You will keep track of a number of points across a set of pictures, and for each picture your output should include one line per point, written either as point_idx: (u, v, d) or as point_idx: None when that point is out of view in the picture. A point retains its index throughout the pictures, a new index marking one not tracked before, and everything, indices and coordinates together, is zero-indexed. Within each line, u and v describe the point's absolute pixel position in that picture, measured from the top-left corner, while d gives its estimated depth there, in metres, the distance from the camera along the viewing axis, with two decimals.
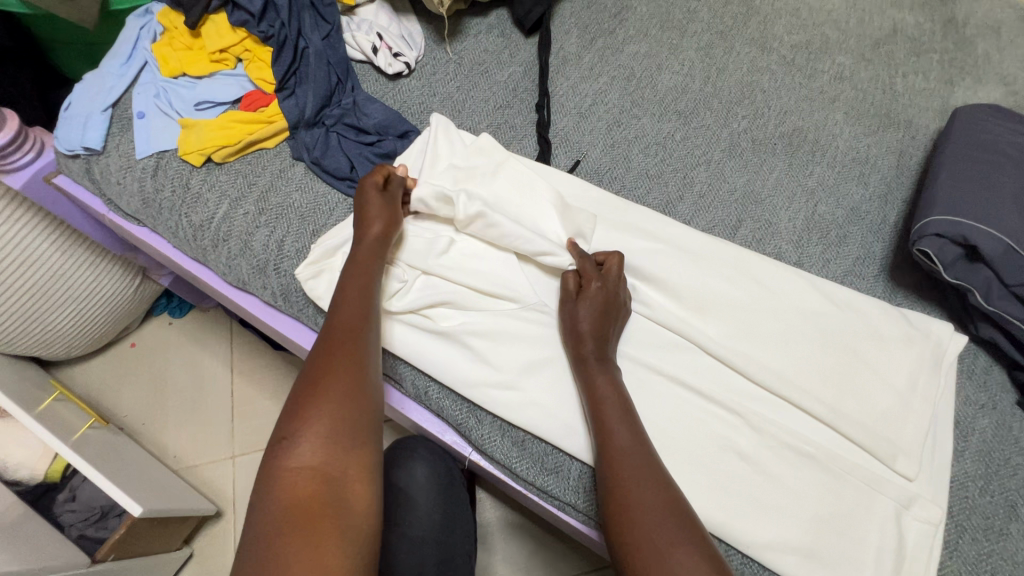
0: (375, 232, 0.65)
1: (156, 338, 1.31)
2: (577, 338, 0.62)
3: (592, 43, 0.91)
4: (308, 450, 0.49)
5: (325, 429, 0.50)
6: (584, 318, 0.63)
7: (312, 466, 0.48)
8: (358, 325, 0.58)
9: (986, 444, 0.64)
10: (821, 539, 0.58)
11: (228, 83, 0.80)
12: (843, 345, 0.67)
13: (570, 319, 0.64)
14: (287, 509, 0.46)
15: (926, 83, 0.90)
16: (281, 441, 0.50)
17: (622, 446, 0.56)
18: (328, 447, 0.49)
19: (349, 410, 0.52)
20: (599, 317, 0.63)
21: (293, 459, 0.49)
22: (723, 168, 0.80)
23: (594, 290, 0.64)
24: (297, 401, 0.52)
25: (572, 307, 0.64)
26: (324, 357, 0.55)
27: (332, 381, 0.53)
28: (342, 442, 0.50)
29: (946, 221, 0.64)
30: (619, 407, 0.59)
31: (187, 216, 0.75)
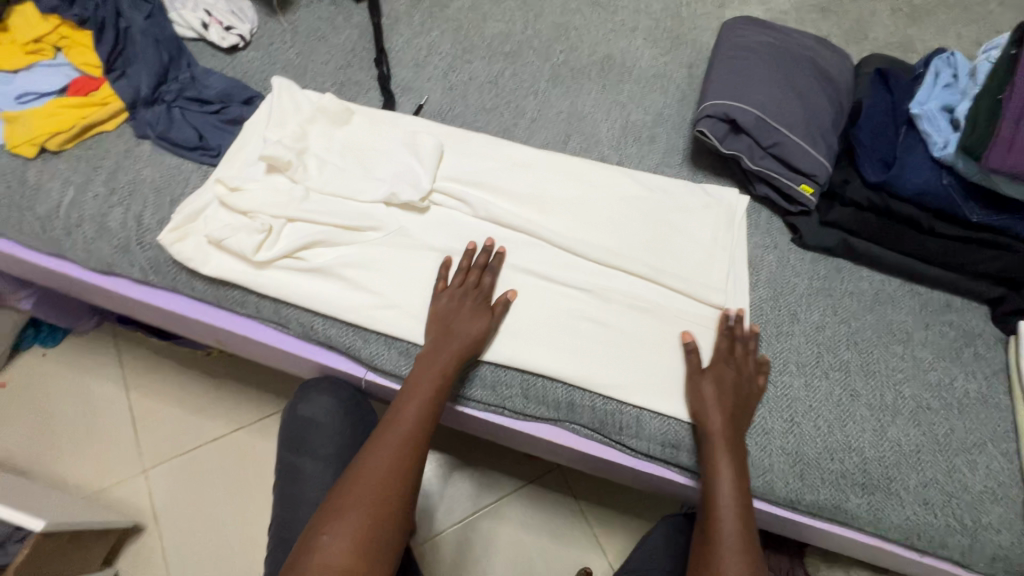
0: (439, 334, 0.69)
1: (30, 372, 1.23)
2: (700, 414, 0.67)
3: (420, 3, 0.99)
4: (339, 551, 0.56)
5: (355, 541, 0.57)
6: (727, 376, 0.69)
7: (341, 565, 0.56)
8: (402, 459, 0.62)
9: (773, 273, 0.81)
10: (660, 368, 0.72)
11: (50, 73, 0.79)
12: (661, 219, 0.81)
13: (693, 394, 0.69)
14: None
15: (705, 8, 1.08)
16: (321, 530, 0.58)
17: (719, 456, 0.65)
18: (354, 555, 0.56)
19: (376, 534, 0.58)
20: (723, 395, 0.68)
21: (324, 550, 0.56)
22: (550, 96, 0.92)
23: (725, 367, 0.70)
24: (340, 498, 0.60)
25: (695, 384, 0.69)
26: (363, 472, 0.61)
27: (369, 502, 0.59)
28: (366, 558, 0.57)
29: (714, 105, 0.81)
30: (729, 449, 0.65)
31: (31, 209, 0.74)
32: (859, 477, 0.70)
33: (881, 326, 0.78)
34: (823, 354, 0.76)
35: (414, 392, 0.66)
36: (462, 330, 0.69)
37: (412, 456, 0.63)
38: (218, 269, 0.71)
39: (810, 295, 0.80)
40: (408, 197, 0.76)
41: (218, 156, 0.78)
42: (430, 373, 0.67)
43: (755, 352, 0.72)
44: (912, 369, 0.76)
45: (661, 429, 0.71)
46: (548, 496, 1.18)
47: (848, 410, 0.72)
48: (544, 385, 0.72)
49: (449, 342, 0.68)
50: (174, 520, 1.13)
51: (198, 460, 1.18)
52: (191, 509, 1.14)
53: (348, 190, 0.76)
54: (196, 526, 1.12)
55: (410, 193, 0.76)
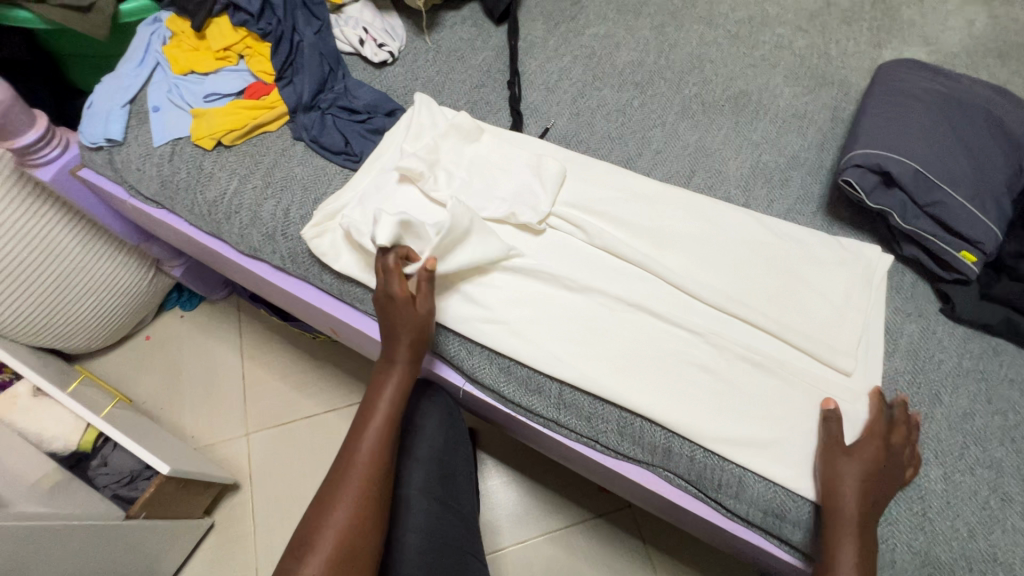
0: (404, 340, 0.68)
1: (169, 330, 1.40)
2: (833, 486, 0.61)
3: (556, 28, 1.01)
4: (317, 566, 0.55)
5: (334, 548, 0.56)
6: (863, 449, 0.62)
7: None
8: (371, 460, 0.63)
9: (914, 344, 0.73)
10: (771, 431, 0.67)
11: (232, 77, 0.90)
12: (787, 270, 0.76)
13: (833, 471, 0.62)
14: None
15: (857, 47, 1.01)
16: (298, 550, 0.57)
17: (841, 541, 0.59)
18: (335, 564, 0.55)
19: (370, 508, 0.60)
20: (867, 477, 0.60)
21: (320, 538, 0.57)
22: (677, 129, 0.90)
23: (879, 445, 0.62)
24: (317, 509, 0.60)
25: (829, 459, 0.63)
26: (341, 481, 0.61)
27: (359, 479, 0.61)
28: (347, 560, 0.56)
29: (865, 154, 0.74)
30: (866, 488, 0.60)
31: (202, 194, 0.85)
32: None
33: None
34: (969, 446, 0.66)
35: (386, 369, 0.68)
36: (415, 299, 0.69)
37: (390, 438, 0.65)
38: (347, 266, 0.77)
39: (958, 375, 0.70)
40: (527, 219, 0.77)
41: (359, 162, 0.85)
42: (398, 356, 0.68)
43: (912, 443, 0.64)
44: None
45: (765, 495, 0.66)
46: (616, 535, 1.14)
47: (995, 516, 0.62)
48: (641, 426, 0.70)
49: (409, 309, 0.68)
50: (267, 484, 1.23)
51: (293, 433, 1.28)
52: (282, 477, 1.23)
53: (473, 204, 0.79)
54: (284, 494, 1.22)
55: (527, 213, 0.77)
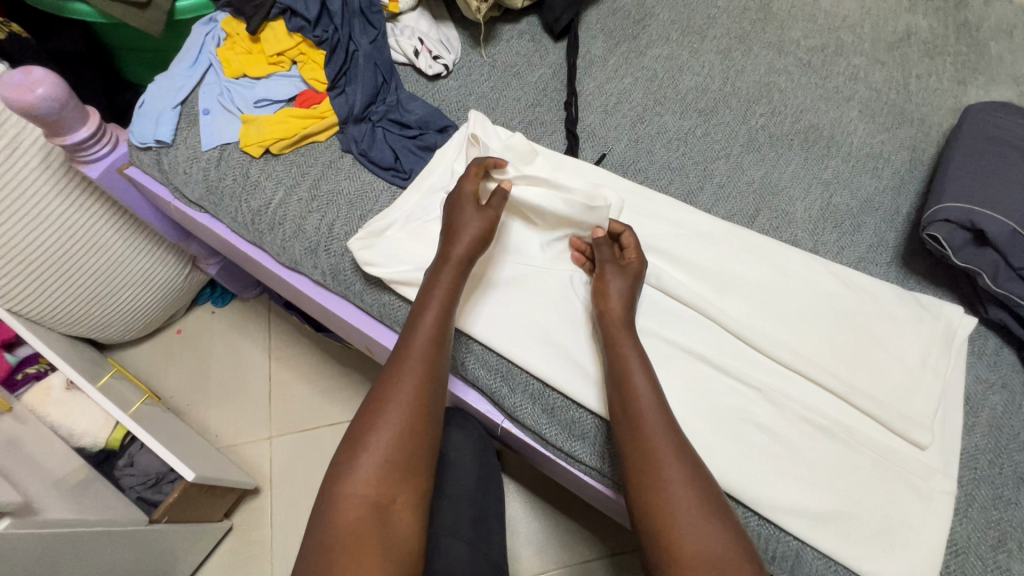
0: (459, 247, 0.66)
1: (200, 325, 1.40)
2: (604, 296, 0.67)
3: (616, 47, 0.97)
4: (368, 479, 0.54)
5: (385, 462, 0.54)
6: (642, 381, 0.60)
7: (370, 494, 0.53)
8: (424, 368, 0.59)
9: (997, 419, 0.67)
10: (838, 505, 0.62)
11: (284, 83, 0.88)
12: (857, 325, 0.71)
13: (599, 283, 0.68)
14: (344, 525, 0.52)
15: (940, 84, 0.94)
16: (348, 455, 0.55)
17: None
18: (386, 481, 0.54)
19: (405, 457, 0.55)
20: (632, 290, 0.67)
21: (352, 480, 0.54)
22: (742, 162, 0.85)
23: (636, 266, 0.69)
24: (369, 410, 0.57)
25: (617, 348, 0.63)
26: (392, 382, 0.58)
27: (406, 388, 0.58)
28: (396, 477, 0.55)
29: (953, 208, 0.68)
30: (678, 453, 0.56)
31: (246, 202, 0.83)
32: None
33: None
34: None
35: (440, 269, 0.65)
36: (465, 233, 0.66)
37: (432, 382, 0.59)
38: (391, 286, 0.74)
39: None
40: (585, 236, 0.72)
41: (408, 179, 0.82)
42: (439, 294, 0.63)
43: None
44: None
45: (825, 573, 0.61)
46: None
47: None
48: None
49: (454, 251, 0.66)
50: (286, 492, 1.21)
51: (315, 440, 1.26)
52: (301, 484, 1.22)
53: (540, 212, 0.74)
54: (302, 502, 1.20)
55: (600, 221, 0.71)
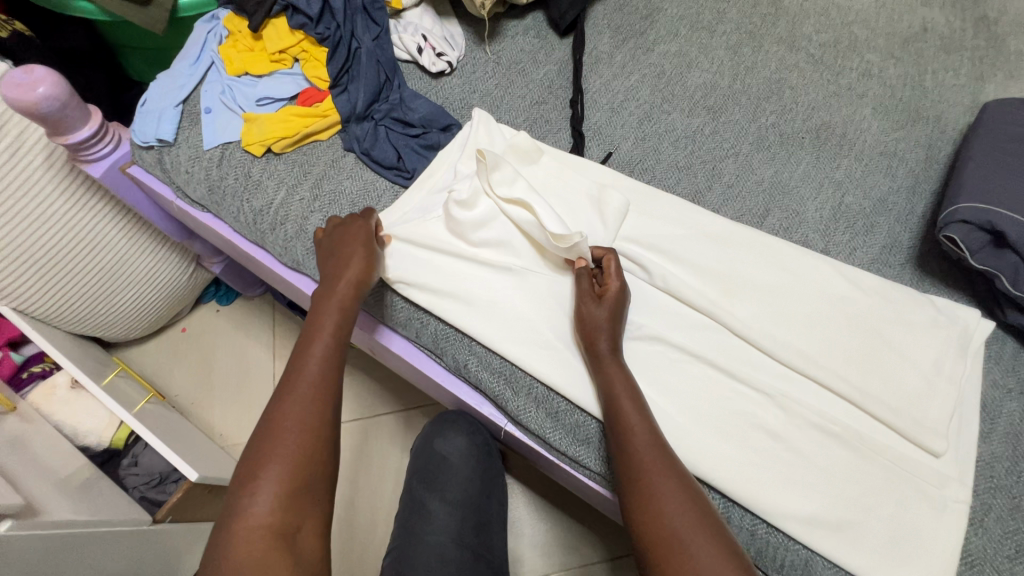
0: (351, 273, 0.66)
1: (204, 323, 1.40)
2: (589, 332, 0.65)
3: (623, 44, 0.95)
4: (266, 507, 0.51)
5: (283, 486, 0.52)
6: (625, 400, 0.60)
7: (269, 522, 0.51)
8: (321, 389, 0.58)
9: (1015, 426, 0.65)
10: (849, 513, 0.61)
11: (286, 81, 0.87)
12: (870, 328, 0.69)
13: (586, 316, 0.66)
14: (241, 562, 0.48)
15: (956, 80, 0.91)
16: (241, 491, 0.52)
17: None
18: (285, 505, 0.52)
19: (304, 478, 0.54)
20: (614, 320, 0.65)
21: (250, 511, 0.51)
22: (751, 161, 0.83)
23: (615, 289, 0.66)
24: (259, 441, 0.55)
25: (602, 370, 0.63)
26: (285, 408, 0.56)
27: (301, 413, 0.56)
28: (297, 501, 0.53)
29: (972, 208, 0.66)
30: (668, 471, 0.55)
31: (248, 202, 0.82)
32: None
33: None
34: None
35: (328, 295, 0.65)
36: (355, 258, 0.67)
37: (328, 399, 0.58)
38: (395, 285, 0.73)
39: None
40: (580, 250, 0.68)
41: (410, 179, 0.81)
42: (329, 315, 0.64)
43: None
44: None
45: None
46: None
47: None
48: None
49: (343, 275, 0.66)
50: None
51: None
52: None
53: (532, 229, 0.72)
54: None
55: (582, 255, 0.69)
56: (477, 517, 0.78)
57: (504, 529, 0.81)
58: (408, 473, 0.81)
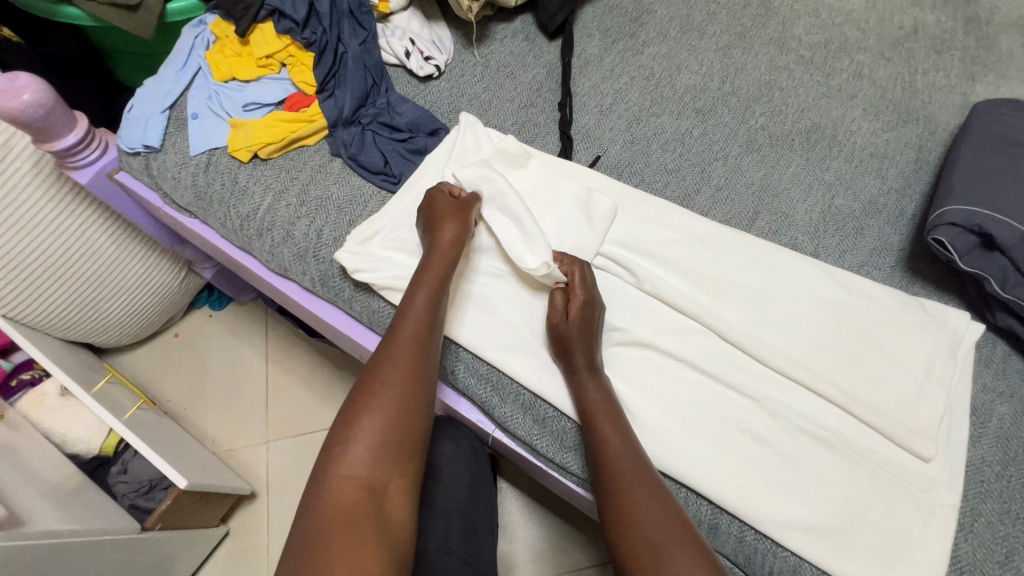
0: (448, 238, 0.67)
1: (197, 328, 1.39)
2: (562, 346, 0.64)
3: (613, 46, 0.95)
4: (359, 461, 0.52)
5: (377, 444, 0.53)
6: (602, 414, 0.61)
7: (361, 478, 0.52)
8: (415, 352, 0.59)
9: (1005, 430, 0.64)
10: (838, 519, 0.60)
11: (273, 86, 0.87)
12: (859, 332, 0.68)
13: (557, 330, 0.65)
14: (334, 512, 0.50)
15: (947, 80, 0.91)
16: (338, 440, 0.54)
17: None
18: (379, 464, 0.53)
19: (398, 436, 0.54)
20: (589, 335, 0.65)
21: (343, 462, 0.52)
22: (741, 163, 0.83)
23: (580, 304, 0.65)
24: (358, 395, 0.56)
25: (581, 382, 0.63)
26: (381, 367, 0.57)
27: (399, 374, 0.57)
28: (388, 461, 0.53)
29: (961, 211, 0.66)
30: (644, 482, 0.56)
31: (235, 208, 0.82)
32: None
33: None
34: None
35: (432, 257, 0.66)
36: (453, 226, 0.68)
37: (423, 364, 0.59)
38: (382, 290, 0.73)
39: None
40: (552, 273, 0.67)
41: (397, 184, 0.80)
42: (430, 278, 0.64)
43: None
44: None
45: None
46: None
47: None
48: (685, 500, 0.64)
49: (442, 240, 0.67)
50: (282, 497, 1.21)
51: (311, 444, 1.25)
52: (297, 489, 1.21)
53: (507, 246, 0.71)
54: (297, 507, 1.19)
55: (557, 278, 0.68)
56: (466, 524, 0.77)
57: (494, 535, 0.81)
58: None
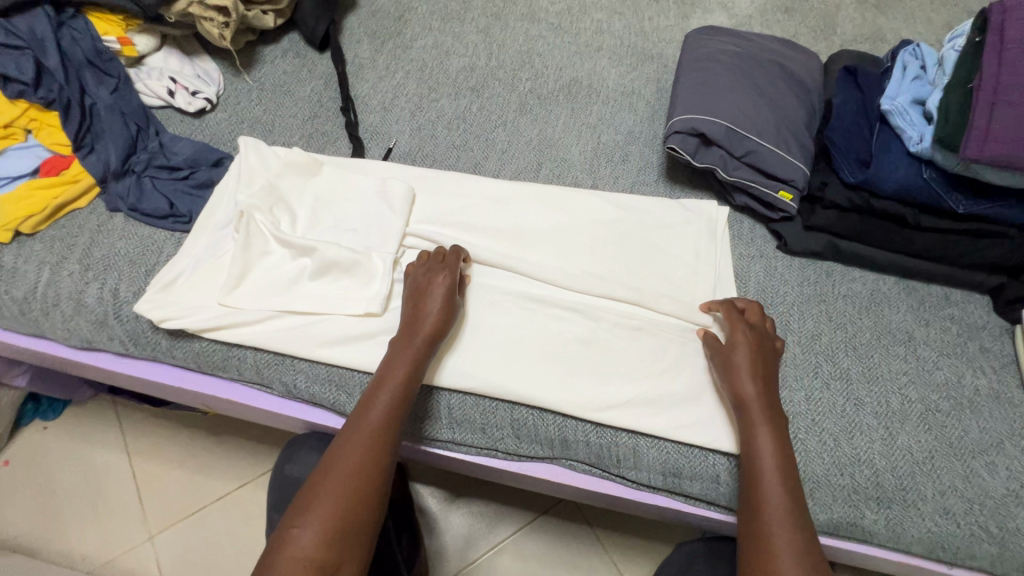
0: (426, 319, 0.67)
1: (31, 447, 1.22)
2: (733, 373, 0.65)
3: (382, 47, 1.00)
4: (311, 539, 0.53)
5: (330, 522, 0.54)
6: (751, 393, 0.64)
7: (312, 556, 0.53)
8: (378, 434, 0.60)
9: (761, 284, 0.79)
10: (656, 389, 0.70)
11: (22, 156, 0.79)
12: (639, 238, 0.80)
13: (727, 360, 0.67)
14: None
15: (668, 21, 1.08)
16: (293, 523, 0.55)
17: (769, 472, 0.59)
18: (330, 540, 0.54)
19: (349, 526, 0.55)
20: (757, 362, 0.66)
21: (296, 544, 0.53)
22: (518, 126, 0.92)
23: (743, 338, 0.67)
24: (317, 481, 0.57)
25: (730, 348, 0.67)
26: (343, 448, 0.59)
27: (358, 455, 0.58)
28: (342, 538, 0.54)
29: (682, 120, 0.80)
30: (780, 463, 0.60)
31: (7, 293, 0.74)
32: (873, 491, 0.66)
33: (878, 328, 0.76)
34: (821, 363, 0.73)
35: (401, 344, 0.66)
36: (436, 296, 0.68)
37: (384, 446, 0.60)
38: (197, 323, 0.71)
39: (801, 303, 0.77)
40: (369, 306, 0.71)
41: (190, 223, 0.79)
42: (400, 361, 0.65)
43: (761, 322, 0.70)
44: (916, 370, 0.73)
45: (660, 458, 0.68)
46: (563, 526, 1.11)
47: (853, 421, 0.70)
48: (535, 421, 0.70)
49: (418, 326, 0.67)
50: None
51: (203, 522, 1.16)
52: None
53: (318, 272, 0.74)
54: None
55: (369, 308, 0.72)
56: None
57: None
58: (276, 512, 0.79)
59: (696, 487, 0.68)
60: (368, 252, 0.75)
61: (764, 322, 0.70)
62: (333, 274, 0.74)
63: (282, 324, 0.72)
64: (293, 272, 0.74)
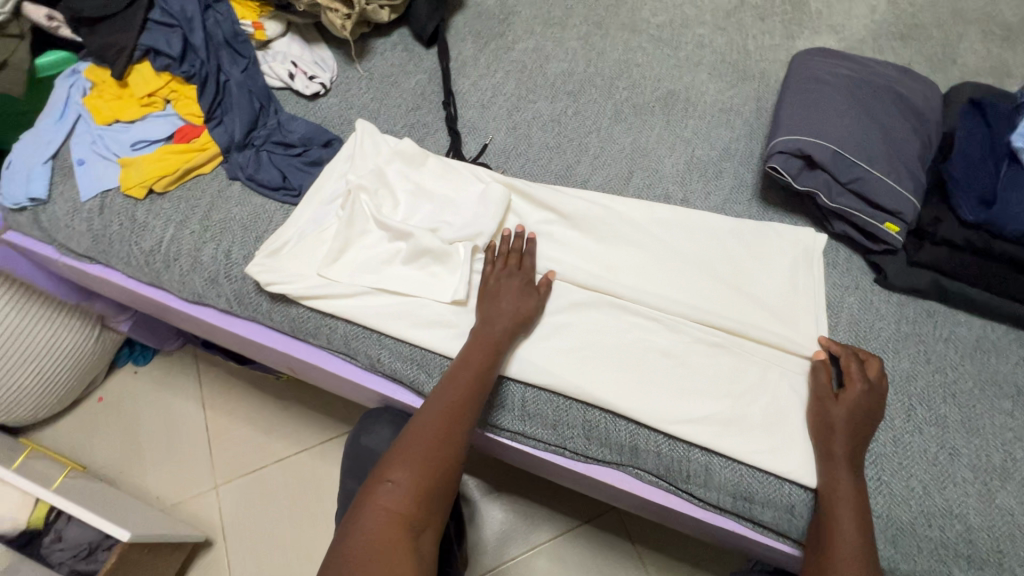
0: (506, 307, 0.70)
1: (123, 388, 1.33)
2: (829, 429, 0.64)
3: (485, 47, 1.03)
4: (402, 495, 0.58)
5: (418, 482, 0.59)
6: (841, 449, 0.63)
7: (402, 511, 0.57)
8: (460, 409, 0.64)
9: (855, 316, 0.76)
10: (735, 409, 0.69)
11: (161, 122, 0.87)
12: (728, 256, 0.79)
13: (826, 415, 0.65)
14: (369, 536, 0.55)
15: (773, 40, 1.06)
16: (383, 478, 0.59)
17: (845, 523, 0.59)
18: (418, 498, 0.58)
19: (432, 487, 0.59)
20: (857, 421, 0.64)
21: (387, 498, 0.58)
22: (612, 133, 0.93)
23: (858, 393, 0.65)
24: (405, 443, 0.61)
25: (826, 402, 0.66)
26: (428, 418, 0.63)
27: (442, 425, 0.62)
28: (427, 498, 0.59)
29: (786, 140, 0.78)
30: (859, 514, 0.60)
31: (136, 244, 0.82)
32: (964, 549, 0.62)
33: (981, 377, 0.71)
34: (915, 407, 0.70)
35: (482, 329, 0.69)
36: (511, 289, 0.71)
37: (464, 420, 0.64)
38: (298, 290, 0.76)
39: (897, 341, 0.74)
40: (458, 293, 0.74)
41: (298, 197, 0.84)
42: (479, 343, 0.68)
43: (873, 379, 0.67)
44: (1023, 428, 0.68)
45: (733, 479, 0.67)
46: (607, 538, 1.10)
47: (946, 472, 0.66)
48: (606, 424, 0.70)
49: (497, 314, 0.70)
50: (240, 541, 1.17)
51: (264, 480, 1.23)
52: (253, 529, 1.18)
53: (412, 255, 0.77)
54: (257, 547, 1.16)
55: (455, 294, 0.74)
56: None
57: None
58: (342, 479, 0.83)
59: (768, 516, 0.66)
60: (460, 241, 0.77)
61: (881, 381, 0.67)
62: (426, 259, 0.77)
63: (374, 300, 0.76)
64: (388, 253, 0.78)
